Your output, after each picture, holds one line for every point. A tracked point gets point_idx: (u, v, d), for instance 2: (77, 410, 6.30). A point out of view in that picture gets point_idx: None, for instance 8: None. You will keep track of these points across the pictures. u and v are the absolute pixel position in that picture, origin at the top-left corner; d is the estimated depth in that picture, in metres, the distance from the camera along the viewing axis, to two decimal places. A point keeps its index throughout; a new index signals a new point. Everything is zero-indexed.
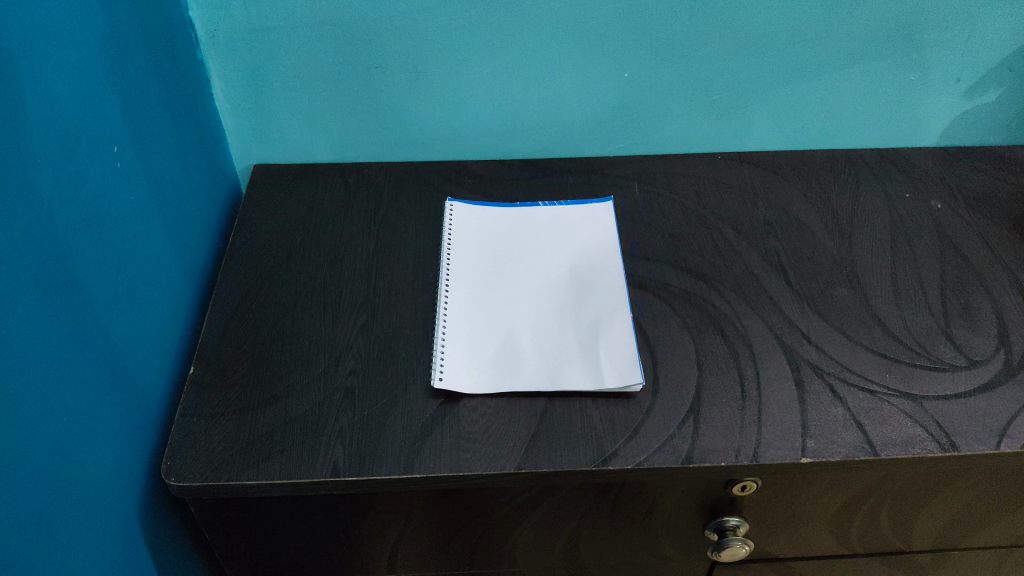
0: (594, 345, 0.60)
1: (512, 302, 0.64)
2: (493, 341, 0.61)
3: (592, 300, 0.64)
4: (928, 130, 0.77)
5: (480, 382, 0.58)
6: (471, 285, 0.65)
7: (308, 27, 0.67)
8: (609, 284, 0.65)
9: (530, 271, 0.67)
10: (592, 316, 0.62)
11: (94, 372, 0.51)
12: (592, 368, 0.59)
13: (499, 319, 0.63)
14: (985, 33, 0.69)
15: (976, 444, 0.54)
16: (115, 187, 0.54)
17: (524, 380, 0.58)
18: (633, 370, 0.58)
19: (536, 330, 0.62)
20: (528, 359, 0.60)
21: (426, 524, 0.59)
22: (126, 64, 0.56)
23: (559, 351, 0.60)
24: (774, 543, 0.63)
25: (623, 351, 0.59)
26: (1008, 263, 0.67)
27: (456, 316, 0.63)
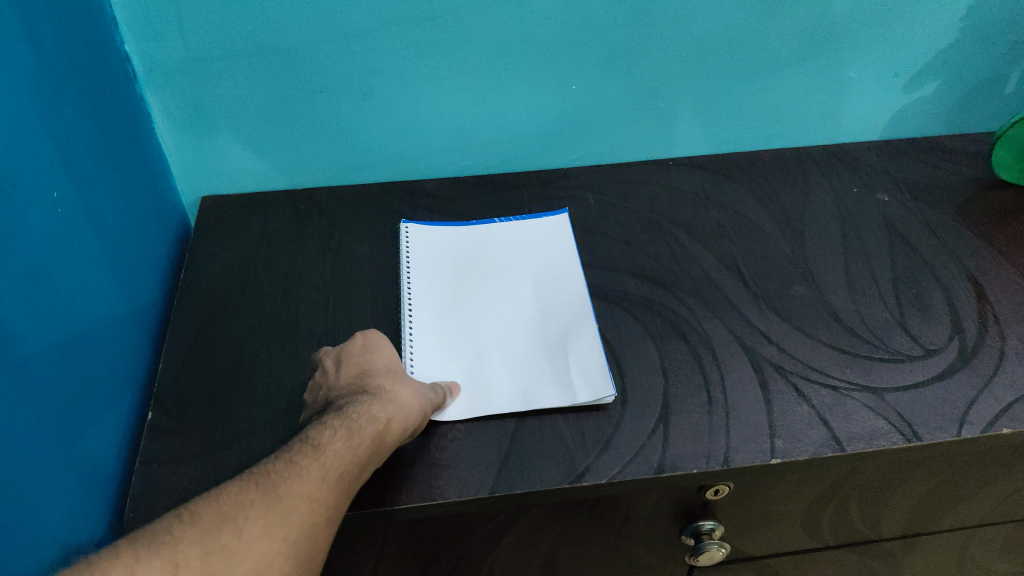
0: (563, 359, 0.60)
1: (478, 323, 0.64)
2: (462, 363, 0.61)
3: (558, 315, 0.64)
4: (871, 124, 0.78)
5: (454, 409, 0.58)
6: (435, 309, 0.65)
7: (248, 55, 0.66)
8: (574, 297, 0.65)
9: (492, 290, 0.66)
10: (560, 330, 0.63)
11: (47, 425, 0.49)
12: (564, 384, 0.59)
13: (466, 342, 0.62)
14: (920, 27, 0.70)
15: (938, 432, 0.55)
16: (58, 235, 0.53)
17: (496, 402, 0.58)
18: (605, 381, 0.58)
19: (505, 350, 0.62)
20: (499, 379, 0.60)
21: (403, 553, 0.58)
22: (61, 107, 0.55)
23: (529, 369, 0.60)
24: (749, 542, 0.64)
25: (593, 363, 0.60)
26: (956, 251, 0.68)
27: (421, 341, 0.62)
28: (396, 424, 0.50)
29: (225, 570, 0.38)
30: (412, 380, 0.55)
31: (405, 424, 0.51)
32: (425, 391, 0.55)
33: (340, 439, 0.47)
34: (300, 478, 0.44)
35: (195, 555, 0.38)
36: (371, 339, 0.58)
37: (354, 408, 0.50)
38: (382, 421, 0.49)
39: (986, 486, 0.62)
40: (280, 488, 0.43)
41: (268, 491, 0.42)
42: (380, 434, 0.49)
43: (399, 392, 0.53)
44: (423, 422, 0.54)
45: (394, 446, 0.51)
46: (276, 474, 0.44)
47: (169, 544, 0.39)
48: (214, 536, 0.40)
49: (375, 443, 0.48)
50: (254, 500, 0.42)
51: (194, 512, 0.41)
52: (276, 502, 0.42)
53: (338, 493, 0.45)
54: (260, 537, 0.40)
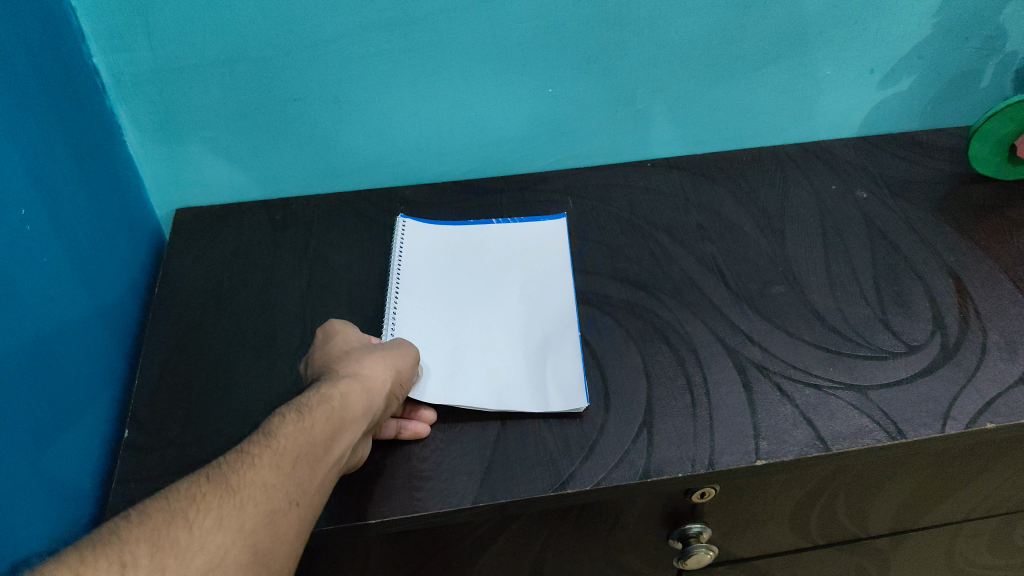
0: (541, 365, 0.60)
1: (458, 320, 0.64)
2: (438, 357, 0.61)
3: (535, 322, 0.63)
4: (848, 121, 0.78)
5: (425, 397, 0.57)
6: (417, 300, 0.64)
7: (219, 65, 0.65)
8: (556, 302, 0.65)
9: (473, 290, 0.66)
10: (541, 335, 0.62)
11: (18, 445, 0.48)
12: (537, 392, 0.58)
13: (444, 337, 0.62)
14: (894, 24, 0.69)
15: (922, 429, 0.55)
16: (26, 252, 0.52)
17: (467, 397, 0.58)
18: (578, 392, 0.58)
19: (482, 349, 0.62)
20: (475, 377, 0.59)
21: (388, 564, 0.58)
22: (27, 122, 0.54)
23: (505, 372, 0.60)
24: (736, 544, 0.64)
25: (567, 373, 0.59)
26: (936, 247, 0.68)
27: (403, 331, 0.62)
28: (354, 398, 0.48)
29: (177, 565, 0.36)
30: (371, 353, 0.53)
31: (366, 397, 0.49)
32: (388, 362, 0.53)
33: (292, 421, 0.45)
34: (252, 463, 0.42)
35: (145, 553, 0.36)
36: (332, 330, 0.58)
37: (305, 395, 0.48)
38: (339, 399, 0.48)
39: (972, 481, 0.62)
40: (232, 478, 0.41)
41: (219, 481, 0.40)
42: (338, 410, 0.47)
43: (357, 369, 0.51)
44: (394, 395, 0.53)
45: (365, 419, 0.49)
46: (228, 465, 0.42)
47: (116, 543, 0.36)
48: (163, 532, 0.37)
49: (334, 420, 0.46)
50: (205, 492, 0.40)
51: (142, 511, 0.38)
52: (228, 492, 0.40)
53: (299, 474, 0.43)
54: (214, 527, 0.38)
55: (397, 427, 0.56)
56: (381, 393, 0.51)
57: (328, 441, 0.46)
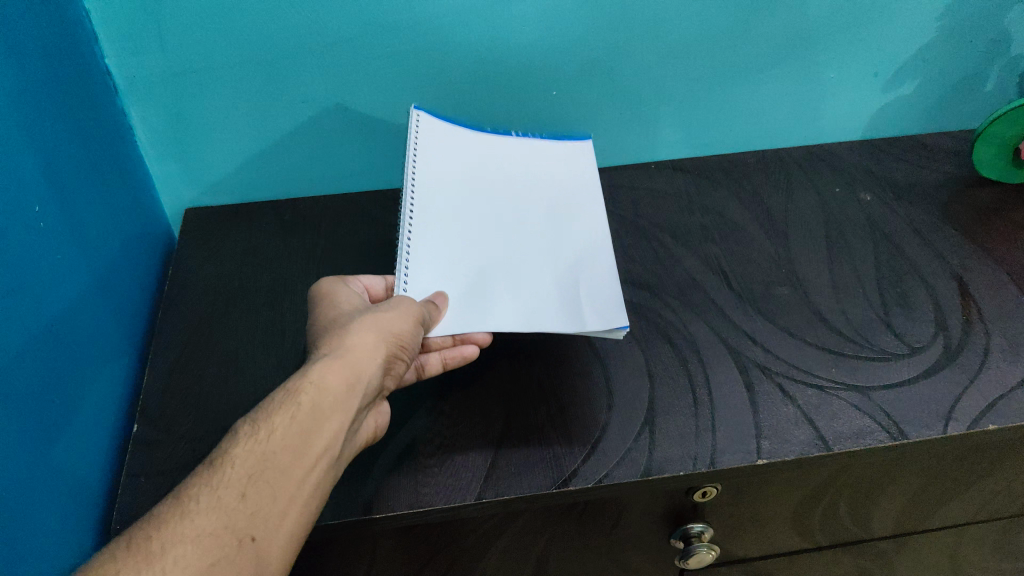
0: (574, 290, 0.59)
1: (477, 245, 0.61)
2: (457, 285, 0.58)
3: (566, 253, 0.62)
4: (853, 124, 0.78)
5: (446, 322, 0.55)
6: (431, 213, 0.60)
7: (230, 67, 0.66)
8: (588, 228, 0.64)
9: (491, 216, 0.63)
10: (571, 260, 0.62)
11: (33, 438, 0.49)
12: (574, 315, 0.57)
13: (465, 261, 0.59)
14: (898, 29, 0.70)
15: (924, 429, 0.55)
16: (40, 249, 0.53)
17: (494, 322, 0.55)
18: (619, 318, 0.57)
19: (506, 277, 0.59)
20: (499, 303, 0.57)
21: (393, 560, 0.58)
22: (42, 121, 0.55)
23: (534, 298, 0.58)
24: (738, 543, 0.64)
25: (604, 301, 0.59)
26: (941, 250, 0.68)
27: (417, 257, 0.57)
28: (324, 388, 0.47)
29: None
30: (358, 323, 0.51)
31: (342, 381, 0.48)
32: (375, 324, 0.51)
33: (241, 444, 0.45)
34: (182, 515, 0.41)
35: None
36: (328, 300, 0.56)
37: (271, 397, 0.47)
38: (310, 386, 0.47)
39: (975, 484, 0.62)
40: (157, 536, 0.40)
41: (142, 544, 0.40)
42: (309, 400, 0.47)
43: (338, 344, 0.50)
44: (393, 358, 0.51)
45: (343, 408, 0.48)
46: (160, 517, 0.41)
47: None
48: None
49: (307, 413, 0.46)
50: (128, 558, 0.39)
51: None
52: (149, 556, 0.39)
53: (249, 504, 0.42)
54: None
55: (442, 357, 0.58)
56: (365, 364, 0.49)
57: (287, 453, 0.45)
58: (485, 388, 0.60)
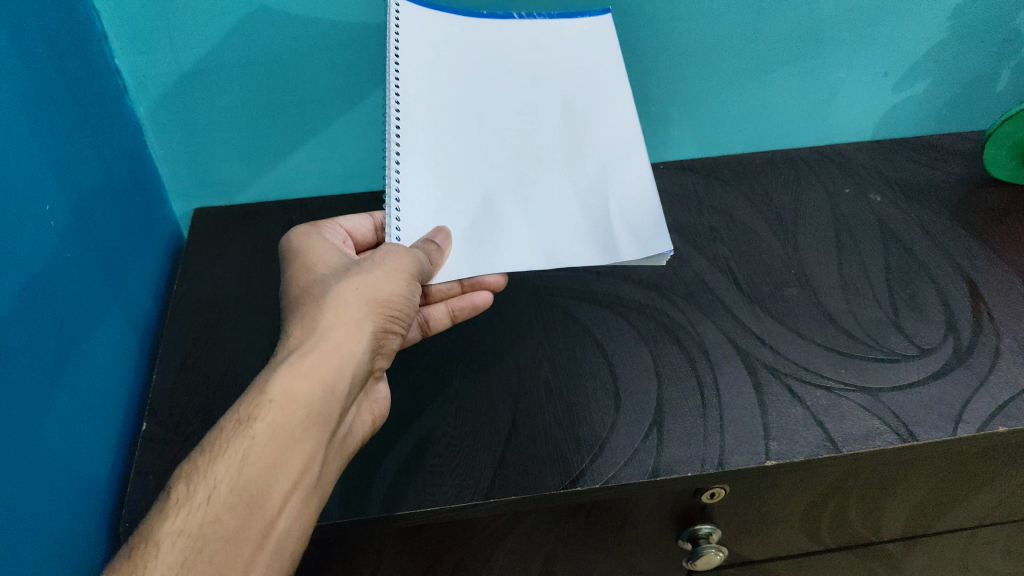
0: (601, 207, 0.57)
1: (481, 158, 0.57)
2: (464, 215, 0.54)
3: (586, 160, 0.59)
4: (862, 125, 0.78)
5: (456, 263, 0.51)
6: (425, 121, 0.55)
7: (239, 66, 0.66)
8: (612, 129, 0.60)
9: (493, 119, 0.58)
10: (595, 171, 0.58)
11: (42, 436, 0.49)
12: (606, 243, 0.55)
13: (469, 180, 0.55)
14: (909, 28, 0.70)
15: (934, 431, 0.54)
16: (51, 247, 0.53)
17: (511, 261, 0.53)
18: (663, 233, 0.55)
19: (519, 199, 0.56)
20: (513, 236, 0.54)
21: (400, 560, 0.58)
22: (52, 120, 0.55)
23: (552, 225, 0.55)
24: (746, 544, 0.64)
25: (639, 220, 0.56)
26: (951, 251, 0.68)
27: (413, 171, 0.52)
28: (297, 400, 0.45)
29: None
30: (332, 304, 0.49)
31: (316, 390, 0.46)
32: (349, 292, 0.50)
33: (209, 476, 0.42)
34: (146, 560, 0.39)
35: None
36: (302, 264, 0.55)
37: (240, 408, 0.45)
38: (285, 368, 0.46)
39: (985, 486, 0.62)
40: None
41: None
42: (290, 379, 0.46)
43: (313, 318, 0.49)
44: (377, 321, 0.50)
45: (320, 418, 0.45)
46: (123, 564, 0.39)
47: None
48: None
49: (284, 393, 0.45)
50: None
51: None
52: None
53: (217, 548, 0.40)
54: None
55: (450, 308, 0.60)
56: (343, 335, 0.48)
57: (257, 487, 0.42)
58: (492, 388, 0.60)
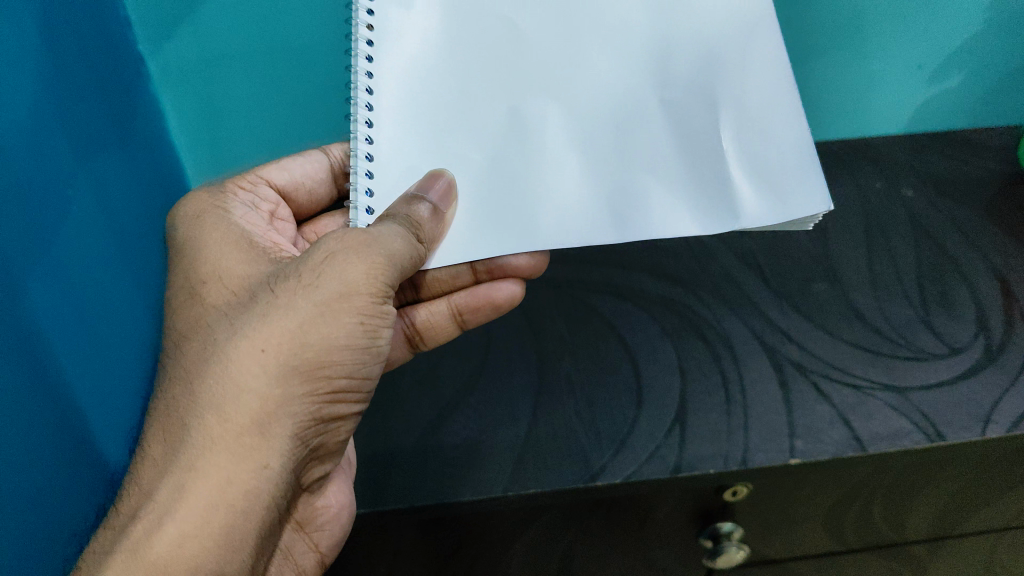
0: (703, 132, 0.50)
1: (524, 96, 0.52)
2: (482, 142, 0.51)
3: (678, 54, 0.52)
4: (894, 118, 0.77)
5: (459, 225, 0.50)
6: (424, 80, 0.52)
7: (261, 51, 0.65)
8: (715, 18, 0.52)
9: (533, 45, 0.53)
10: (702, 75, 0.51)
11: (72, 418, 0.49)
12: (718, 194, 0.49)
13: (493, 130, 0.52)
14: (944, 20, 0.68)
15: (962, 432, 0.53)
16: (75, 231, 0.52)
17: (549, 212, 0.50)
18: (821, 186, 0.48)
19: (568, 107, 0.52)
20: (559, 167, 0.51)
21: (416, 551, 0.58)
22: (76, 104, 0.54)
23: (615, 146, 0.51)
24: (767, 542, 0.63)
25: (767, 152, 0.49)
26: (984, 248, 0.66)
27: (398, 144, 0.51)
28: (226, 477, 0.42)
29: None
30: (257, 360, 0.43)
31: (246, 464, 0.42)
32: (258, 348, 0.44)
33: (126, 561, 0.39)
34: None
35: None
36: (189, 286, 0.50)
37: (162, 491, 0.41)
38: (190, 462, 0.42)
39: (1014, 489, 0.60)
40: None
41: None
42: (183, 511, 0.41)
43: (211, 382, 0.44)
44: (318, 376, 0.45)
45: (253, 497, 0.42)
46: None
47: None
48: None
49: (191, 499, 0.41)
50: None
51: None
52: None
53: None
54: None
55: (458, 306, 0.57)
56: (261, 422, 0.43)
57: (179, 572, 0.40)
58: (512, 381, 0.59)
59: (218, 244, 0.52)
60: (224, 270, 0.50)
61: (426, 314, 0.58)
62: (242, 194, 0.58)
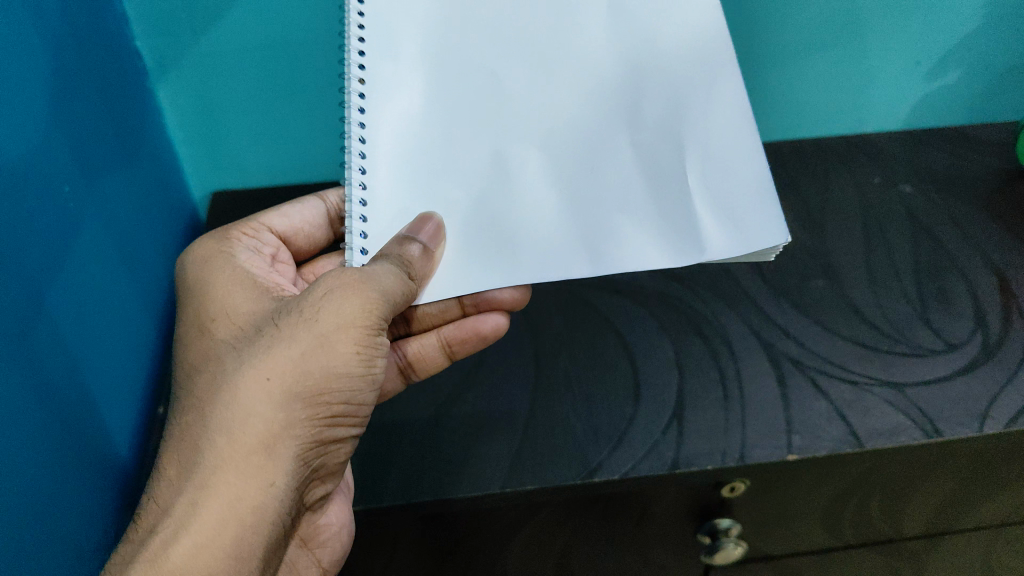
0: (671, 172, 0.50)
1: (498, 137, 0.51)
2: (467, 184, 0.50)
3: (648, 101, 0.51)
4: (891, 114, 0.77)
5: (446, 268, 0.48)
6: (409, 122, 0.51)
7: (260, 49, 0.66)
8: (679, 63, 0.52)
9: (509, 89, 0.52)
10: (668, 117, 0.51)
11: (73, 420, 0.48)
12: (685, 230, 0.48)
13: (471, 172, 0.50)
14: (941, 16, 0.68)
15: (960, 428, 0.53)
16: (70, 228, 0.51)
17: (527, 253, 0.48)
18: (777, 217, 0.47)
19: (547, 151, 0.51)
20: (537, 209, 0.49)
21: (413, 548, 0.58)
22: (76, 99, 0.53)
23: (588, 186, 0.50)
24: (765, 539, 0.63)
25: (729, 189, 0.48)
26: (983, 245, 0.66)
27: (387, 178, 0.49)
28: (235, 497, 0.42)
29: None
30: (260, 389, 0.44)
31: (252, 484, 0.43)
32: (262, 376, 0.44)
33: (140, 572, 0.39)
34: None
35: None
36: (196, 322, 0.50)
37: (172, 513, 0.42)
38: (199, 483, 0.42)
39: (1011, 485, 0.60)
40: None
41: None
42: (195, 527, 0.41)
43: (217, 409, 0.44)
44: (318, 403, 0.45)
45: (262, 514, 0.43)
46: None
47: None
48: None
49: (202, 517, 0.41)
50: None
51: None
52: None
53: None
54: None
55: (448, 338, 0.56)
56: (267, 443, 0.43)
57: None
58: (509, 378, 0.59)
59: (226, 287, 0.51)
60: (230, 309, 0.49)
61: (417, 350, 0.56)
62: (246, 239, 0.56)
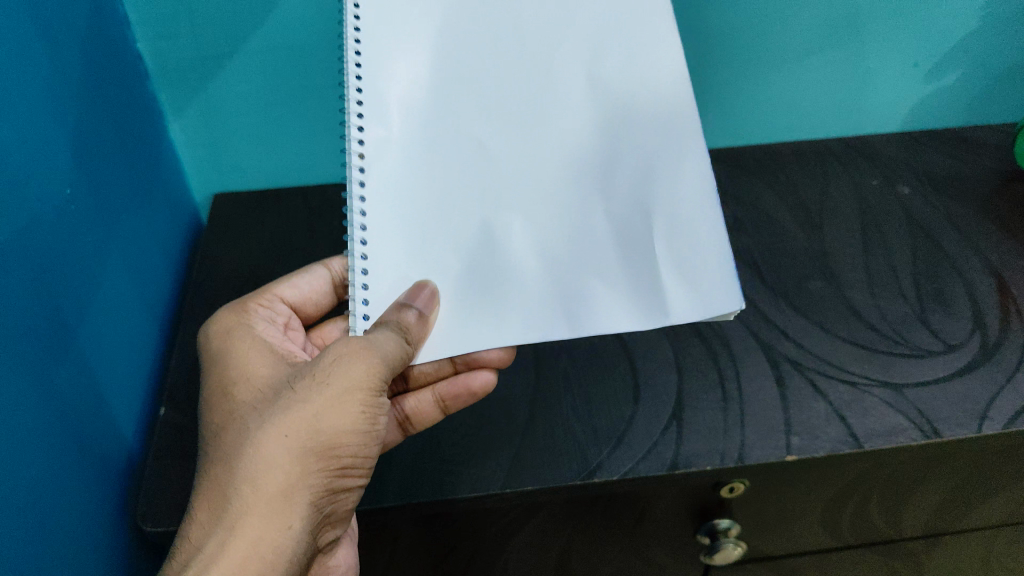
0: (644, 239, 0.47)
1: (476, 198, 0.48)
2: (458, 247, 0.48)
3: (621, 164, 0.49)
4: (890, 116, 0.77)
5: (437, 331, 0.46)
6: (398, 173, 0.48)
7: (259, 51, 0.66)
8: (656, 120, 0.49)
9: (494, 145, 0.50)
10: (637, 181, 0.48)
11: (74, 421, 0.48)
12: (649, 297, 0.46)
13: (451, 239, 0.48)
14: (939, 18, 0.68)
15: (958, 428, 0.54)
16: (70, 231, 0.51)
17: (505, 328, 0.46)
18: (730, 281, 0.45)
19: (529, 215, 0.48)
20: (517, 270, 0.47)
21: (413, 549, 0.58)
22: (77, 102, 0.53)
23: (568, 254, 0.48)
24: (765, 540, 0.63)
25: (693, 256, 0.46)
26: (981, 246, 0.66)
27: (379, 225, 0.47)
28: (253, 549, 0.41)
29: None
30: (275, 447, 0.42)
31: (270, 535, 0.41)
32: (275, 433, 0.43)
33: None
34: None
35: None
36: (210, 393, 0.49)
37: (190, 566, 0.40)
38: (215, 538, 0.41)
39: (1009, 485, 0.60)
40: None
41: None
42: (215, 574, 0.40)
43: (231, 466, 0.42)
44: (331, 457, 0.44)
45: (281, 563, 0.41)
46: None
47: None
48: None
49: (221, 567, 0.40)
50: None
51: None
52: None
53: None
54: None
55: (442, 392, 0.53)
56: (282, 495, 0.42)
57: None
58: (508, 379, 0.59)
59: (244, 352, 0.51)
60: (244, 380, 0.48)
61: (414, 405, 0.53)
62: (261, 310, 0.56)
